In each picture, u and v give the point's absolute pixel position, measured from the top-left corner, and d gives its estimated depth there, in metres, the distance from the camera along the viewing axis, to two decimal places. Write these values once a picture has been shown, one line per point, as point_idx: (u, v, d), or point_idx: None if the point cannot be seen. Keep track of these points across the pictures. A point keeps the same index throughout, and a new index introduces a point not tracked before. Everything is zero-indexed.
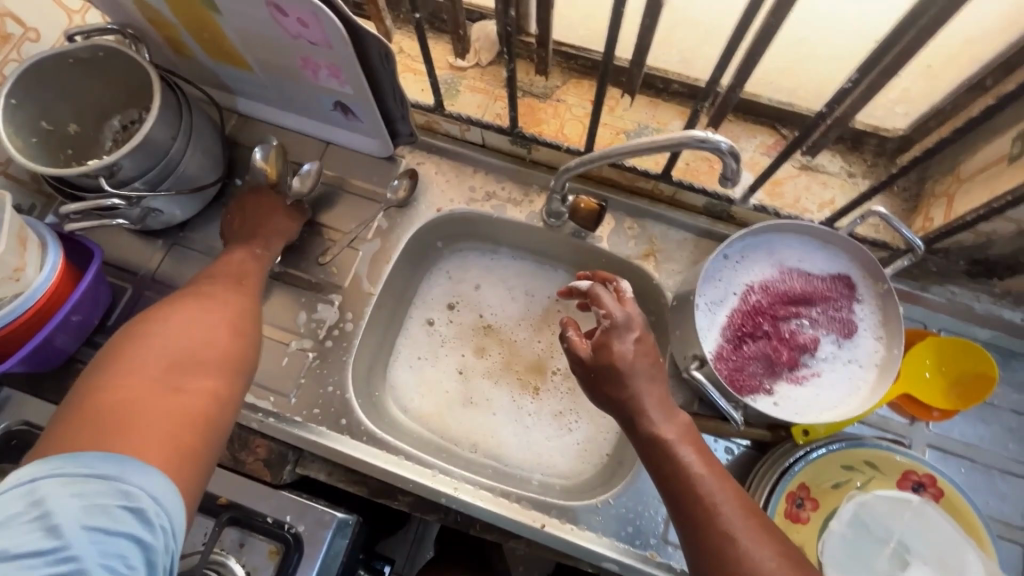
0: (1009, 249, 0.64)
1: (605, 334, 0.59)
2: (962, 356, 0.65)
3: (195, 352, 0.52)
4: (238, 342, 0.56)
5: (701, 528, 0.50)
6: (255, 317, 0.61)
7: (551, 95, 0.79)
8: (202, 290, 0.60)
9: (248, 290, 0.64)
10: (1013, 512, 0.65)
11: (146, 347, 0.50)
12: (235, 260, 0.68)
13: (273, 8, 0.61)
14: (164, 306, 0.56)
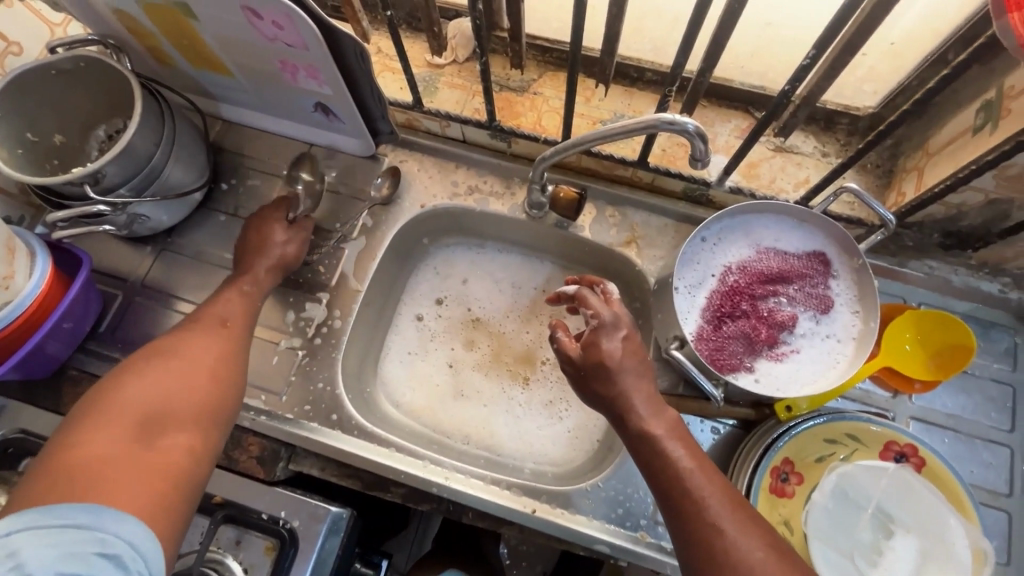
0: (980, 220, 0.64)
1: (593, 332, 0.58)
2: (941, 330, 0.70)
3: (171, 405, 0.53)
4: (218, 392, 0.58)
5: (690, 522, 0.49)
6: (239, 363, 0.63)
7: (528, 88, 0.79)
8: (187, 333, 0.62)
9: (236, 332, 0.65)
10: (996, 481, 0.68)
11: (125, 400, 0.52)
12: (225, 296, 0.68)
13: (247, 12, 0.61)
14: (147, 353, 0.58)
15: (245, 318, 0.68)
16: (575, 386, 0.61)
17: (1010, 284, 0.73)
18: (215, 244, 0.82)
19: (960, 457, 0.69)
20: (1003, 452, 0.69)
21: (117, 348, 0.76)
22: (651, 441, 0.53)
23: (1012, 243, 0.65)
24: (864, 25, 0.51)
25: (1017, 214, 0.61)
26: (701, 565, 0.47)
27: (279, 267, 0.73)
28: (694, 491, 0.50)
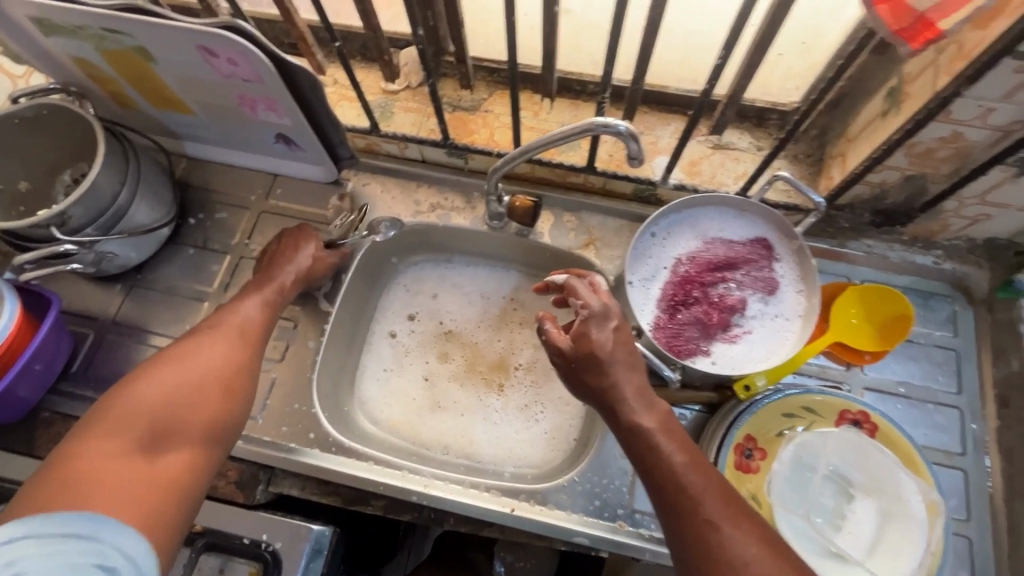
0: (903, 197, 0.69)
1: (583, 323, 0.59)
2: (884, 302, 0.74)
3: (178, 418, 0.55)
4: (228, 400, 0.60)
5: (681, 517, 0.48)
6: (252, 369, 0.65)
7: (479, 107, 0.83)
8: (205, 334, 0.64)
9: (253, 335, 0.67)
10: (949, 441, 0.72)
11: (136, 408, 0.54)
12: (241, 300, 0.69)
13: (203, 51, 0.65)
14: (165, 355, 0.60)
15: (262, 321, 0.69)
16: (565, 379, 0.61)
17: (941, 255, 0.78)
18: (186, 278, 0.83)
19: (913, 422, 0.73)
20: (953, 413, 0.73)
21: (90, 386, 0.77)
22: (642, 436, 0.53)
23: (933, 215, 0.71)
24: (769, 25, 0.56)
25: (932, 187, 0.66)
26: (693, 561, 0.47)
27: (301, 281, 0.75)
28: (685, 487, 0.49)
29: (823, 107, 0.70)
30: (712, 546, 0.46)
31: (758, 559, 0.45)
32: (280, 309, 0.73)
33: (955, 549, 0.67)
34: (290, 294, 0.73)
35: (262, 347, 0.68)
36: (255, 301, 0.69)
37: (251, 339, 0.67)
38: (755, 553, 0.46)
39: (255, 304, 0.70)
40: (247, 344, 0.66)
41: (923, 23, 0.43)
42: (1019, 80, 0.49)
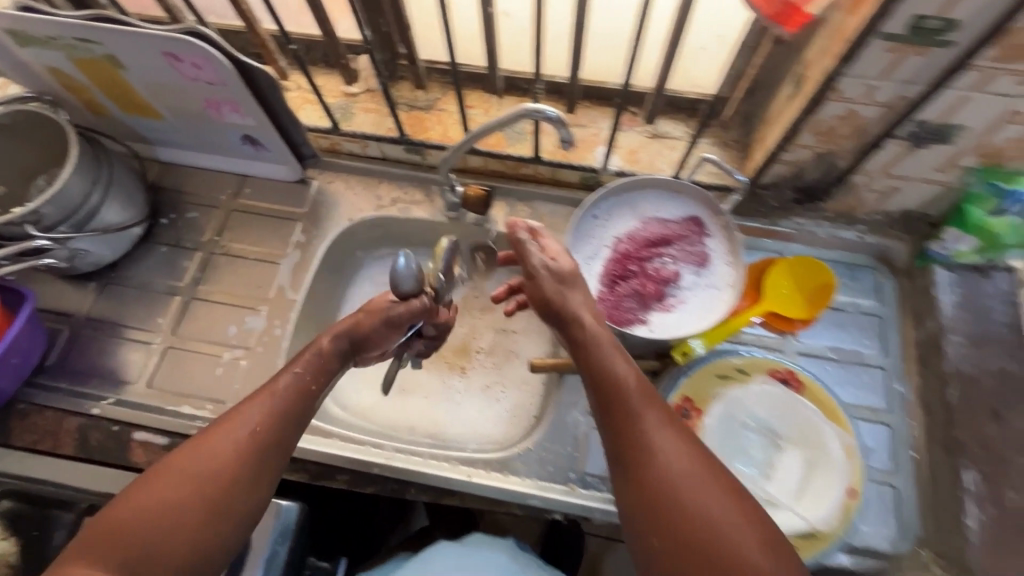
0: (819, 174, 0.76)
1: (559, 249, 0.70)
2: (811, 273, 0.80)
3: (164, 543, 0.50)
4: (218, 525, 0.52)
5: (617, 421, 0.57)
6: (260, 483, 0.55)
7: (434, 106, 0.89)
8: (213, 438, 0.55)
9: (266, 444, 0.57)
10: (877, 399, 0.77)
11: (121, 527, 0.49)
12: (261, 397, 0.59)
13: (169, 57, 0.70)
14: (171, 462, 0.54)
15: (280, 422, 0.58)
16: (533, 292, 0.69)
17: (865, 229, 0.84)
18: (158, 274, 0.87)
19: (842, 382, 0.78)
20: (880, 373, 0.78)
21: (64, 379, 0.80)
22: (594, 353, 0.62)
23: (848, 190, 0.77)
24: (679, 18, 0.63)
25: (841, 162, 0.72)
26: (623, 454, 0.55)
27: (344, 340, 0.68)
28: (624, 396, 0.58)
29: (742, 94, 0.76)
30: (639, 443, 0.55)
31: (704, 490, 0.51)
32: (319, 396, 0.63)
33: (880, 499, 0.71)
34: (329, 372, 0.65)
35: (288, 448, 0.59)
36: (279, 397, 0.59)
37: (263, 449, 0.56)
38: (677, 449, 0.54)
39: (273, 403, 0.59)
40: (256, 458, 0.56)
41: (793, 8, 0.50)
42: (891, 58, 0.56)
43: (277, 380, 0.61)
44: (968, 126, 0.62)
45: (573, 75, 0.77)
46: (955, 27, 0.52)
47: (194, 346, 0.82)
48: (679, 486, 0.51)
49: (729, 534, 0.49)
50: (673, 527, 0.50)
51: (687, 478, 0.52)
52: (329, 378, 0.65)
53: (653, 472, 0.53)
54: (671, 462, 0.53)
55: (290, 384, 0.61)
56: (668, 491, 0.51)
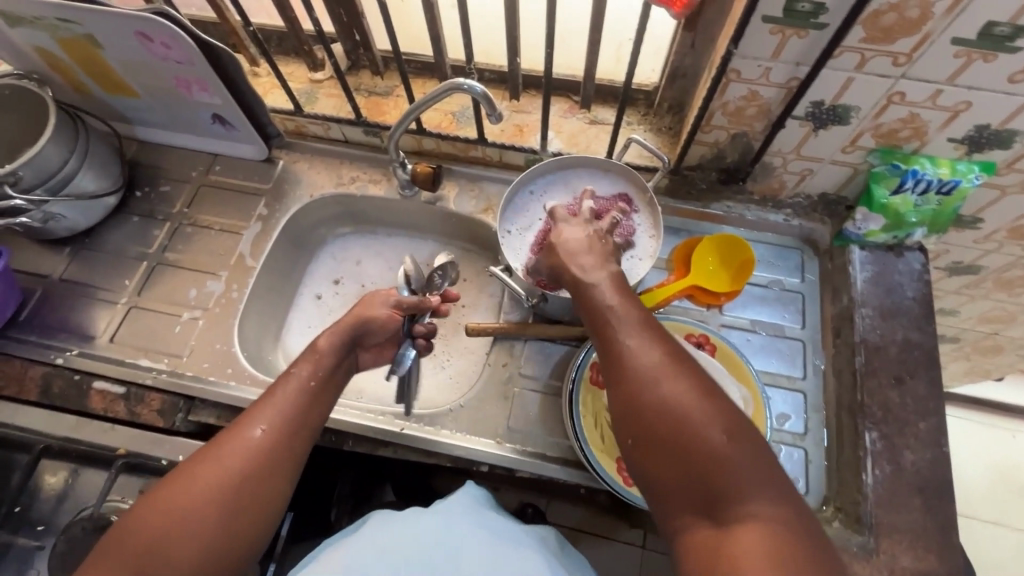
0: (738, 155, 0.81)
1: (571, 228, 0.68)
2: (734, 248, 0.84)
3: (189, 529, 0.54)
4: (240, 515, 0.56)
5: (602, 336, 0.56)
6: (271, 480, 0.59)
7: (392, 92, 0.96)
8: (221, 444, 0.59)
9: (276, 447, 0.61)
10: (793, 368, 0.81)
11: (140, 530, 0.53)
12: (268, 403, 0.63)
13: (141, 37, 0.78)
14: (183, 469, 0.57)
15: (287, 423, 0.63)
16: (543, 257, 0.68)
17: (790, 213, 0.89)
18: (129, 241, 0.93)
19: (760, 351, 0.82)
20: (798, 344, 0.83)
21: (34, 333, 0.86)
22: (584, 285, 0.61)
23: (767, 172, 0.83)
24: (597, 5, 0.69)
25: (755, 143, 0.78)
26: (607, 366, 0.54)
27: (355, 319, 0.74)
28: (606, 313, 0.57)
29: (668, 81, 0.83)
30: (621, 355, 0.53)
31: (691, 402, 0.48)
32: (329, 394, 0.69)
33: (790, 458, 0.76)
34: (326, 369, 0.69)
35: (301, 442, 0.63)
36: (284, 402, 0.64)
37: (272, 451, 0.60)
38: (656, 355, 0.52)
39: (279, 407, 0.63)
40: (269, 458, 0.60)
41: None
42: (776, 40, 0.62)
43: (280, 384, 0.65)
44: (859, 107, 0.68)
45: (512, 62, 0.83)
46: (824, 10, 0.58)
47: (156, 307, 0.88)
48: (656, 392, 0.50)
49: (704, 433, 0.47)
50: (651, 432, 0.49)
51: (663, 382, 0.50)
52: (330, 378, 0.69)
53: (633, 380, 0.51)
54: (650, 369, 0.51)
55: (294, 389, 0.65)
56: (646, 394, 0.50)
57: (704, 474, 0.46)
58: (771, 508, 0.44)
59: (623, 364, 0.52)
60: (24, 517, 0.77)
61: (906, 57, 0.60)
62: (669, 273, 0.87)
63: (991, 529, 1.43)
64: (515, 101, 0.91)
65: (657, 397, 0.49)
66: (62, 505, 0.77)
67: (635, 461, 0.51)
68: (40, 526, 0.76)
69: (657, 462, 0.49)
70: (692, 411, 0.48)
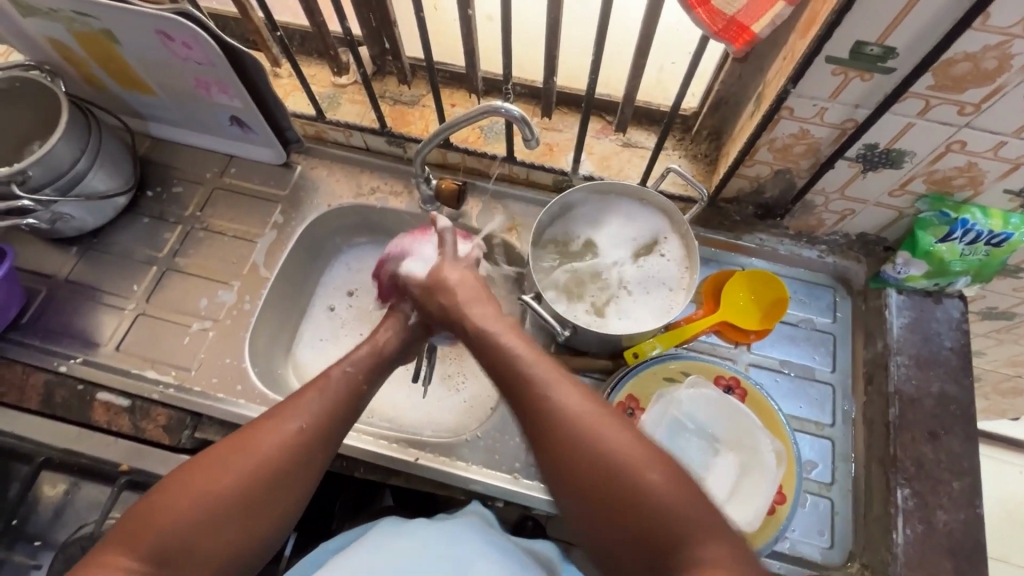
0: (778, 191, 0.78)
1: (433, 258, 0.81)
2: (766, 286, 0.82)
3: (227, 504, 0.54)
4: (273, 498, 0.57)
5: (525, 398, 0.58)
6: (302, 475, 0.59)
7: (418, 102, 0.92)
8: (257, 433, 0.59)
9: (314, 436, 0.60)
10: (821, 414, 0.79)
11: (181, 498, 0.53)
12: (305, 395, 0.63)
13: (161, 35, 0.74)
14: (218, 451, 0.57)
15: (326, 420, 0.62)
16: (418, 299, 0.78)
17: (825, 249, 0.86)
18: (138, 244, 0.90)
19: (789, 395, 0.80)
20: (828, 389, 0.80)
21: (37, 337, 0.82)
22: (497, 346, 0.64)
23: (807, 209, 0.80)
24: (646, 29, 0.66)
25: (798, 181, 0.75)
26: (542, 432, 0.56)
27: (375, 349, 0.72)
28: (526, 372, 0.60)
29: (710, 110, 0.79)
30: (553, 418, 0.55)
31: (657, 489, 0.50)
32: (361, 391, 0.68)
33: (815, 509, 0.73)
34: (375, 375, 0.70)
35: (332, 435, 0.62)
36: (327, 398, 0.63)
37: (309, 447, 0.60)
38: (586, 414, 0.55)
39: (319, 402, 0.63)
40: (306, 445, 0.60)
41: (738, 24, 0.52)
42: (838, 81, 0.59)
43: (326, 380, 0.65)
44: (914, 152, 0.65)
45: (547, 80, 0.79)
46: (894, 55, 0.54)
47: (165, 315, 0.85)
48: (592, 453, 0.52)
49: (649, 487, 0.50)
50: (596, 492, 0.51)
51: (592, 440, 0.53)
52: (372, 382, 0.70)
53: (570, 447, 0.53)
54: (587, 434, 0.53)
55: (337, 387, 0.65)
56: (605, 475, 0.51)
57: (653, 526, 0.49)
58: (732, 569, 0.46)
59: (557, 430, 0.54)
60: (21, 530, 0.74)
61: (974, 107, 0.57)
62: (698, 306, 0.84)
63: (998, 567, 1.42)
64: (547, 119, 0.88)
65: (628, 489, 0.50)
66: (61, 519, 0.75)
67: (578, 520, 0.53)
68: (37, 541, 0.74)
69: (608, 521, 0.51)
70: (628, 463, 0.51)
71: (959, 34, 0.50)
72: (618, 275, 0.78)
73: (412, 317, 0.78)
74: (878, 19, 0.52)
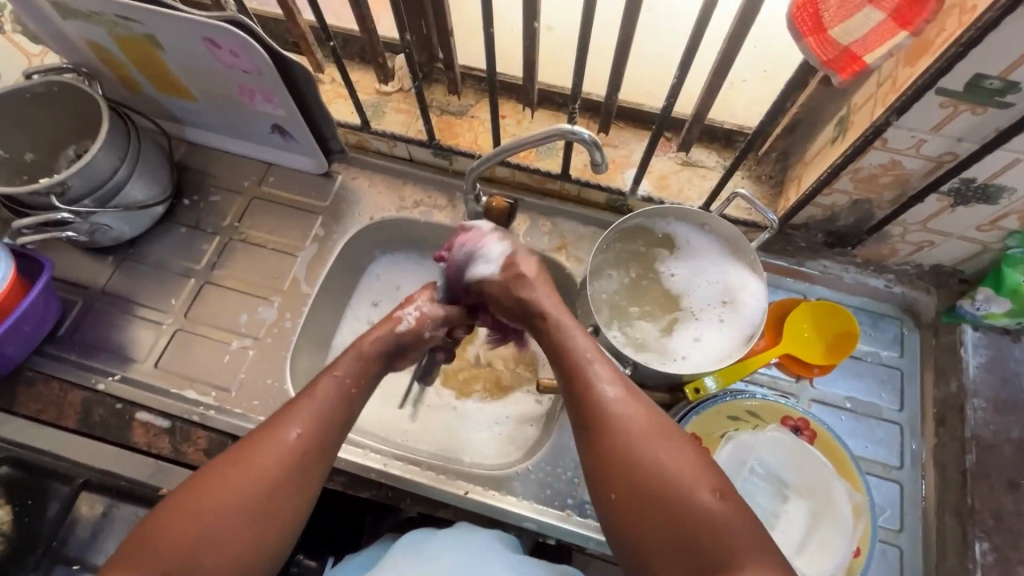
0: (852, 220, 0.74)
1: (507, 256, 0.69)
2: (835, 319, 0.78)
3: (228, 522, 0.52)
4: (274, 516, 0.54)
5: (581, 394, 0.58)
6: (307, 485, 0.56)
7: (466, 112, 0.88)
8: (255, 449, 0.55)
9: (314, 450, 0.57)
10: (889, 456, 0.75)
11: (183, 514, 0.51)
12: (304, 403, 0.59)
13: (208, 43, 0.70)
14: (219, 468, 0.54)
15: (325, 426, 0.59)
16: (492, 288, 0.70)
17: (893, 279, 0.82)
18: (175, 255, 0.87)
19: (854, 434, 0.76)
20: (896, 429, 0.76)
21: (74, 351, 0.80)
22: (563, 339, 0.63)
23: (882, 239, 0.75)
24: (729, 50, 0.61)
25: (877, 212, 0.71)
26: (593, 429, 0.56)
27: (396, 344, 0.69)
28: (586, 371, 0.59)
29: (782, 131, 0.74)
30: (608, 418, 0.56)
31: (717, 512, 0.50)
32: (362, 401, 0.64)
33: (884, 557, 0.70)
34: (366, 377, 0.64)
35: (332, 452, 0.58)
36: (321, 406, 0.59)
37: (309, 454, 0.57)
38: (644, 418, 0.55)
39: (317, 409, 0.59)
40: (306, 462, 0.56)
41: (849, 55, 0.47)
42: (944, 114, 0.54)
43: (317, 386, 0.61)
44: (1015, 189, 0.60)
45: (610, 96, 0.75)
46: (1016, 90, 0.49)
47: (204, 331, 0.82)
48: (642, 456, 0.53)
49: (698, 500, 0.50)
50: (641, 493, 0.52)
51: (654, 453, 0.53)
52: (366, 386, 0.64)
53: (620, 447, 0.54)
54: (639, 440, 0.54)
55: (333, 392, 0.61)
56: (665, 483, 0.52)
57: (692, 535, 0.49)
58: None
59: (610, 429, 0.55)
60: (60, 552, 0.72)
61: None
62: (758, 336, 0.80)
63: None
64: (604, 134, 0.83)
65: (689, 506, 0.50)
66: (98, 540, 0.73)
67: (616, 525, 0.53)
68: (76, 565, 0.73)
69: (648, 524, 0.51)
70: (679, 474, 0.52)
71: None
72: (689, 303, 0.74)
73: (408, 319, 0.70)
74: (1007, 53, 0.47)
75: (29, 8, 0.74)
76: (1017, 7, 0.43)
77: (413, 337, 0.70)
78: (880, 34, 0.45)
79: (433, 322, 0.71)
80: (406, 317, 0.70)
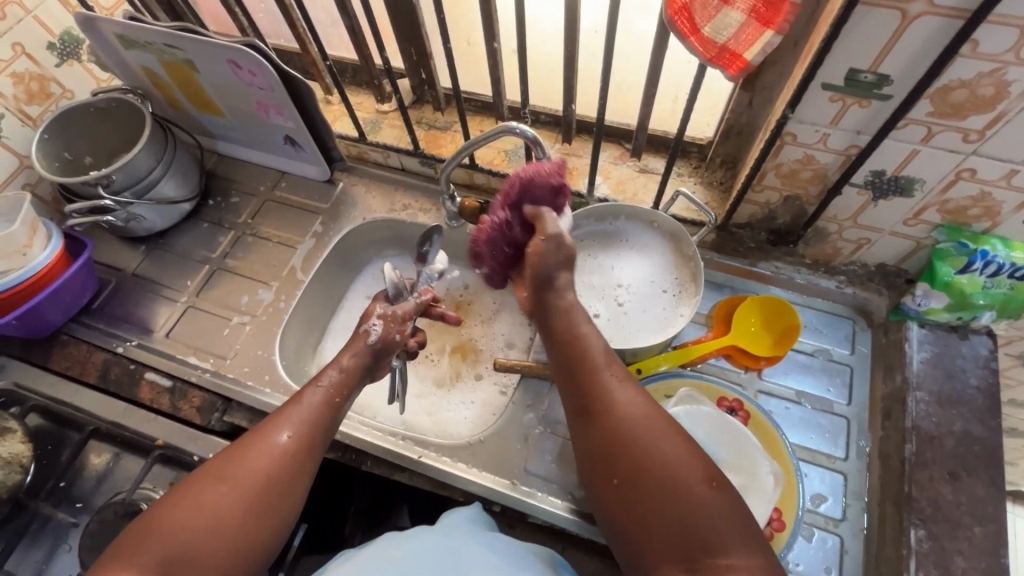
0: (789, 217, 0.79)
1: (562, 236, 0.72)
2: (779, 313, 0.81)
3: (228, 515, 0.56)
4: (272, 507, 0.58)
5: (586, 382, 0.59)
6: (298, 484, 0.61)
7: (450, 127, 1.00)
8: (249, 449, 0.60)
9: (299, 451, 0.62)
10: (834, 447, 0.76)
11: (184, 508, 0.55)
12: (291, 410, 0.65)
13: (232, 65, 0.86)
14: (217, 466, 0.59)
15: (312, 433, 0.64)
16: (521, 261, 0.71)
17: (844, 280, 0.85)
18: (196, 245, 1.01)
19: (800, 425, 0.78)
20: (840, 421, 0.78)
21: (103, 321, 0.93)
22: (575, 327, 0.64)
23: (821, 236, 0.80)
24: (655, 60, 0.71)
25: (809, 208, 0.76)
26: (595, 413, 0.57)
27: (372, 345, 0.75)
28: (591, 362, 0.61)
29: (723, 138, 0.82)
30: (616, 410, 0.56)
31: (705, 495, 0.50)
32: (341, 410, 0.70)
33: (823, 545, 0.70)
34: (349, 387, 0.71)
35: (315, 455, 0.64)
36: (308, 412, 0.65)
37: (297, 455, 0.62)
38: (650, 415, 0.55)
39: (301, 415, 0.65)
40: (293, 462, 0.61)
41: (730, 53, 0.55)
42: (836, 108, 0.61)
43: (304, 394, 0.67)
44: (924, 180, 0.65)
45: (567, 107, 0.85)
46: (888, 82, 0.56)
47: (211, 309, 0.94)
48: (648, 447, 0.53)
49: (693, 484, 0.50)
50: (639, 480, 0.52)
51: (649, 437, 0.53)
52: (349, 394, 0.71)
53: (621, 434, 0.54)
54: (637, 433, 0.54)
55: (318, 400, 0.67)
56: (654, 463, 0.52)
57: (708, 542, 0.48)
58: (750, 558, 0.47)
59: (613, 417, 0.56)
60: (66, 492, 0.82)
61: (978, 133, 0.57)
62: (709, 330, 0.84)
63: None
64: (567, 144, 0.93)
65: (677, 486, 0.50)
66: (100, 486, 0.83)
67: (612, 498, 0.54)
68: (79, 503, 0.82)
69: (647, 525, 0.50)
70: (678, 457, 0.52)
71: (948, 62, 0.52)
72: (600, 292, 0.80)
73: (373, 330, 0.75)
74: (867, 49, 0.54)
75: (100, 41, 0.92)
76: (860, 6, 0.51)
77: (385, 342, 0.76)
78: (751, 33, 0.53)
79: (399, 323, 0.78)
80: (374, 328, 0.75)
